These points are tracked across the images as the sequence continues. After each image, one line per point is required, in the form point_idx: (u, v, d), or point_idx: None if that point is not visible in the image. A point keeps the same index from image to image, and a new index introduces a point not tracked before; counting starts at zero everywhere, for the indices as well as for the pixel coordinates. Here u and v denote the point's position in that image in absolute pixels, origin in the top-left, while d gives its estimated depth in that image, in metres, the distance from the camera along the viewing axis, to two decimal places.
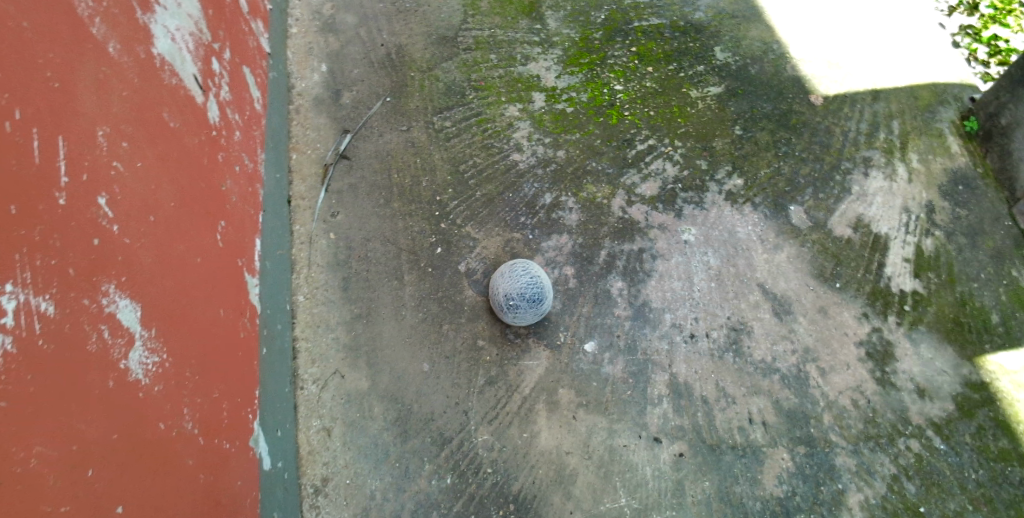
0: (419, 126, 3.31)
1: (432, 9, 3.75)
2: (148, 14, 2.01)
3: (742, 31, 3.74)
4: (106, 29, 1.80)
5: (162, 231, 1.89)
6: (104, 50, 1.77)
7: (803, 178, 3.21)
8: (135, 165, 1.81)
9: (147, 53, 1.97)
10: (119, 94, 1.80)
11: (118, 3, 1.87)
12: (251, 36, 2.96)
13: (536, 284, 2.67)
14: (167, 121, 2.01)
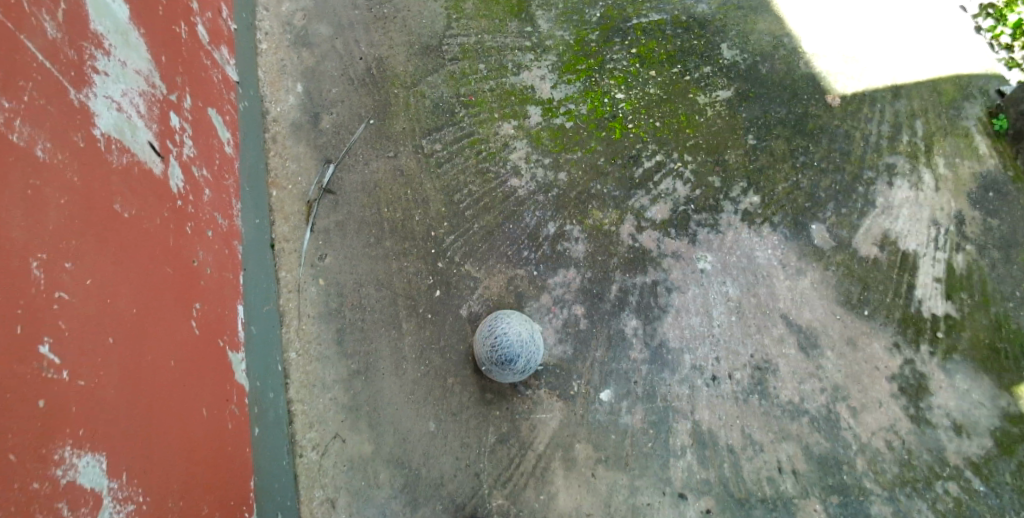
0: (407, 151, 3.06)
1: (412, 13, 3.43)
2: (85, 90, 1.73)
3: (749, 24, 3.43)
4: (31, 129, 1.52)
5: (122, 349, 1.65)
6: (33, 159, 1.51)
7: (824, 192, 3.00)
8: (84, 283, 1.58)
9: (88, 137, 1.70)
10: (55, 204, 1.55)
11: (47, 89, 1.59)
12: (214, 67, 2.71)
13: (504, 344, 2.39)
14: (121, 212, 1.76)
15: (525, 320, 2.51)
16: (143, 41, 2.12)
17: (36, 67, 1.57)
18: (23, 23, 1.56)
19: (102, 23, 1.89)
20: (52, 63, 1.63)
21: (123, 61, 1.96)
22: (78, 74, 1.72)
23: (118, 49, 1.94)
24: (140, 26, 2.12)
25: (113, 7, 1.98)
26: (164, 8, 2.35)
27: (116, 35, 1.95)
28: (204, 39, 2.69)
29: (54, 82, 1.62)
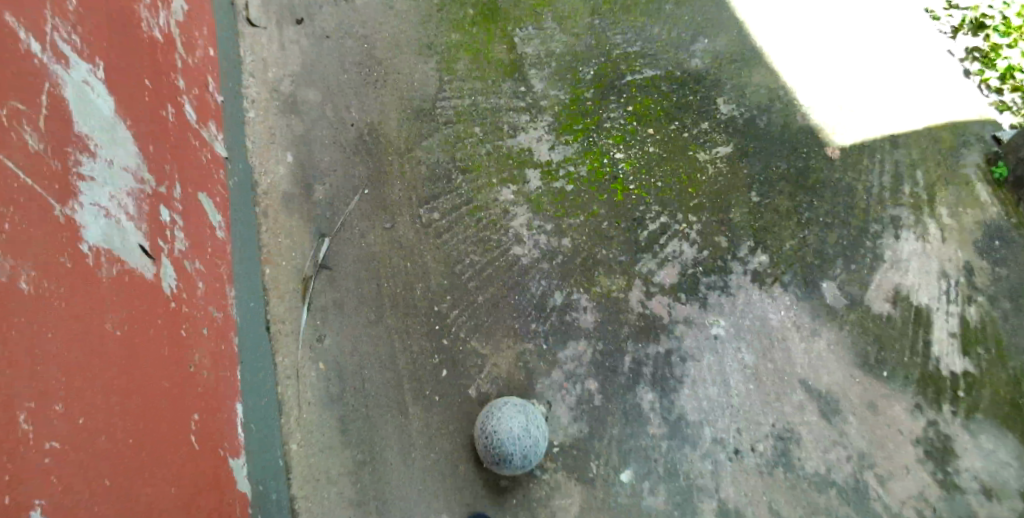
0: (406, 220, 2.97)
1: (403, 76, 3.38)
2: (70, 203, 1.67)
3: (744, 77, 3.40)
4: (13, 262, 1.48)
5: (112, 375, 1.69)
6: (15, 296, 1.47)
7: (832, 249, 2.94)
8: (73, 421, 1.54)
9: (75, 257, 1.65)
10: (41, 342, 1.51)
11: (30, 216, 1.55)
12: (202, 147, 2.59)
13: (495, 444, 2.36)
14: (112, 332, 1.72)
15: (522, 410, 2.43)
16: (130, 134, 2.01)
17: (17, 189, 1.52)
18: (3, 143, 1.51)
19: (87, 124, 1.80)
20: (35, 180, 1.57)
21: (110, 161, 1.85)
22: (63, 187, 1.66)
23: (105, 148, 1.84)
24: (126, 118, 2.01)
25: (98, 102, 1.87)
26: (151, 93, 2.24)
27: (102, 134, 1.85)
28: (190, 118, 2.57)
29: (37, 201, 1.57)
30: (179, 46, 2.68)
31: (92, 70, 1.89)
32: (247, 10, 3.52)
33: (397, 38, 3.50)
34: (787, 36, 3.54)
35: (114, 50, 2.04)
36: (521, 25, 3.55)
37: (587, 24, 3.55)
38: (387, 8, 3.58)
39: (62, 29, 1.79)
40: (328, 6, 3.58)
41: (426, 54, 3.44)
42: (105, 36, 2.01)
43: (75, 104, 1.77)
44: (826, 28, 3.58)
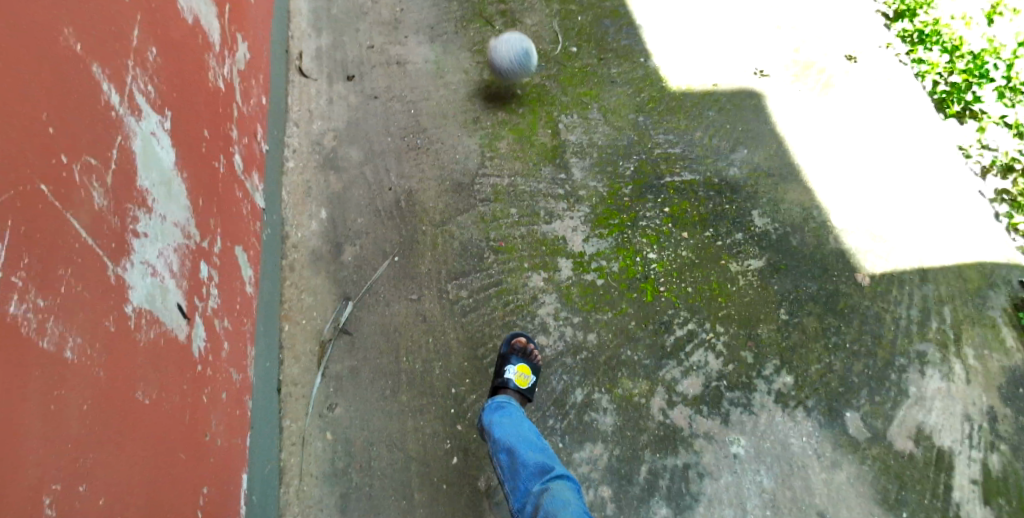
0: (432, 293, 2.93)
1: (445, 147, 3.39)
2: (122, 260, 1.66)
3: (781, 193, 3.43)
4: (63, 327, 1.43)
5: (122, 426, 1.59)
6: (61, 362, 1.41)
7: (857, 377, 2.91)
8: (95, 502, 1.46)
9: (119, 320, 1.63)
10: (78, 413, 1.45)
11: (87, 278, 1.52)
12: (245, 198, 2.56)
13: None
14: (141, 399, 1.68)
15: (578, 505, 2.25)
16: (185, 186, 2.02)
17: (77, 248, 1.50)
18: (72, 200, 1.50)
19: (149, 177, 1.81)
20: (96, 239, 1.56)
21: (163, 216, 1.87)
22: (119, 243, 1.65)
23: (161, 203, 1.86)
24: (183, 170, 2.02)
25: (162, 153, 1.90)
26: (208, 143, 2.24)
27: (161, 187, 1.87)
28: (238, 169, 2.55)
29: (94, 261, 1.55)
30: (239, 94, 2.66)
31: (161, 121, 1.92)
32: (300, 61, 3.65)
33: (444, 109, 3.53)
34: (828, 157, 3.60)
35: (182, 100, 2.08)
36: (567, 112, 3.60)
37: (630, 119, 3.62)
38: (437, 78, 3.66)
39: (141, 80, 1.83)
40: (380, 67, 3.67)
41: (471, 128, 3.47)
42: (176, 84, 2.05)
43: (141, 157, 1.78)
44: (863, 152, 3.64)
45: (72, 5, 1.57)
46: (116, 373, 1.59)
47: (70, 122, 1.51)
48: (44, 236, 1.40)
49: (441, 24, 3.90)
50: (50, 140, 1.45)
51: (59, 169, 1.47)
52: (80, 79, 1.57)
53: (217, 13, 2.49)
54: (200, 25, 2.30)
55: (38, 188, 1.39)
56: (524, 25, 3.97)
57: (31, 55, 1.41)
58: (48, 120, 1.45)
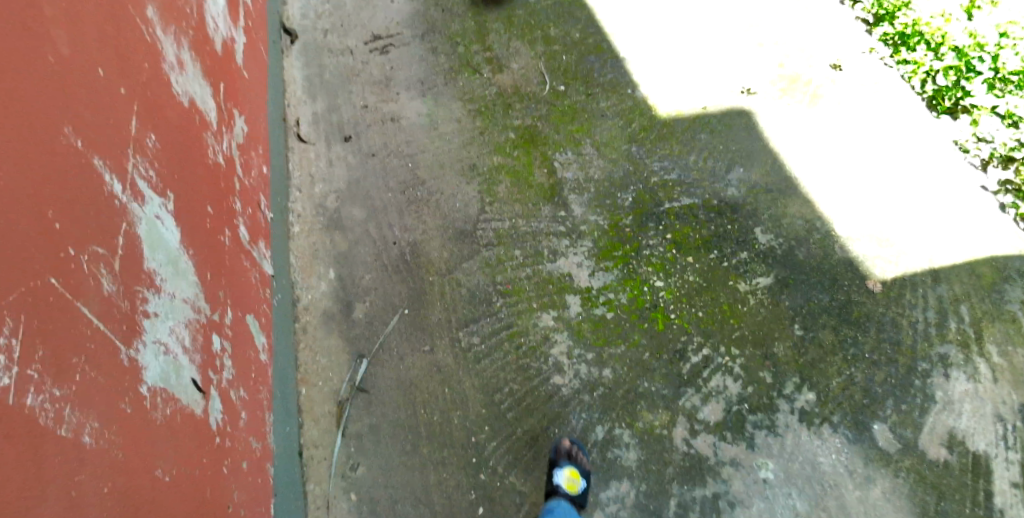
0: (445, 343, 2.94)
1: (445, 196, 3.44)
2: (134, 343, 1.64)
3: (781, 208, 3.44)
4: (80, 415, 1.41)
5: (139, 507, 1.57)
6: (80, 450, 1.39)
7: (880, 387, 2.87)
8: None
9: (134, 402, 1.61)
10: (98, 499, 1.43)
11: (101, 363, 1.51)
12: (251, 267, 2.57)
13: None
14: (157, 478, 1.66)
15: None
16: (192, 263, 2.01)
17: (90, 335, 1.48)
18: (82, 289, 1.48)
19: (155, 258, 1.80)
20: (108, 324, 1.55)
21: (173, 294, 1.86)
22: (130, 326, 1.63)
23: (169, 281, 1.85)
24: (189, 246, 2.02)
25: (167, 234, 1.89)
26: (212, 217, 2.25)
27: (168, 266, 1.86)
28: (244, 239, 2.56)
29: (107, 347, 1.53)
30: (238, 166, 2.68)
31: (164, 202, 1.91)
32: (298, 126, 3.73)
33: (441, 159, 3.59)
34: (825, 167, 3.61)
35: (184, 179, 2.08)
36: (561, 150, 3.65)
37: (624, 150, 3.66)
38: (431, 129, 3.73)
39: (142, 167, 1.81)
40: (375, 124, 3.74)
41: (468, 176, 3.52)
42: (176, 165, 2.04)
43: (147, 239, 1.77)
44: (860, 158, 3.65)
45: (72, 103, 1.55)
46: (133, 454, 1.57)
47: (75, 215, 1.49)
48: (58, 326, 1.39)
49: (431, 77, 3.99)
50: (58, 234, 1.43)
51: (69, 261, 1.45)
52: (82, 173, 1.54)
53: (212, 91, 2.50)
54: (196, 105, 2.30)
55: (49, 281, 1.38)
56: (511, 69, 4.06)
57: (34, 157, 1.38)
58: (55, 216, 1.43)
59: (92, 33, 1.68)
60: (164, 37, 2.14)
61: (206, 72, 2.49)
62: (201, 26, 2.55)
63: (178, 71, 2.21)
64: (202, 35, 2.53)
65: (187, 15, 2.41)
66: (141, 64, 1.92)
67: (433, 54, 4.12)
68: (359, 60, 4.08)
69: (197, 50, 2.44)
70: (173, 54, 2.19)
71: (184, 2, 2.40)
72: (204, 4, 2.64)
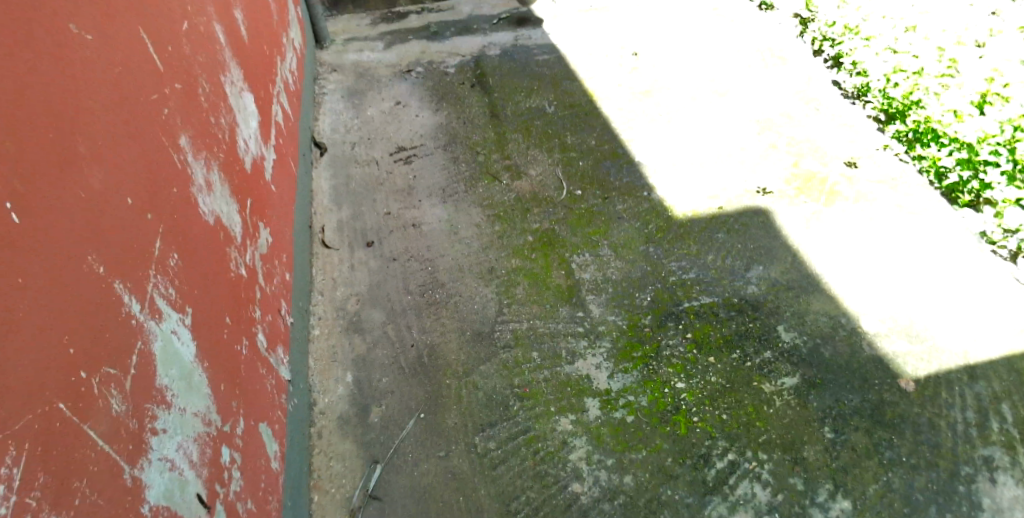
0: (460, 449, 2.88)
1: (464, 298, 3.47)
2: (140, 461, 1.64)
3: (803, 304, 3.38)
4: None
5: None
6: None
7: (921, 493, 2.70)
8: None
9: None
10: None
11: (102, 488, 1.48)
12: (268, 375, 2.60)
13: None
14: None
15: None
16: (206, 376, 2.05)
17: (94, 456, 1.48)
18: (90, 412, 1.50)
19: (168, 373, 1.84)
20: (112, 445, 1.55)
21: (183, 408, 1.88)
22: (137, 445, 1.64)
23: (180, 396, 1.88)
24: (205, 359, 2.07)
25: (182, 349, 1.94)
26: (230, 329, 2.30)
27: (180, 381, 1.89)
28: (262, 347, 2.60)
29: (110, 469, 1.52)
30: (261, 276, 2.76)
31: (182, 317, 1.98)
32: (323, 233, 3.87)
33: (460, 263, 3.66)
34: (847, 262, 3.58)
35: (204, 293, 2.16)
36: (578, 252, 3.70)
37: (641, 250, 3.70)
38: (452, 234, 3.82)
39: (161, 286, 1.89)
40: (397, 230, 3.86)
41: (487, 278, 3.57)
42: (198, 280, 2.13)
43: (161, 356, 1.82)
44: (883, 252, 3.61)
45: (99, 235, 1.64)
46: None
47: (90, 341, 1.54)
48: (61, 450, 1.38)
49: (452, 184, 4.14)
50: (72, 358, 1.47)
51: (78, 385, 1.47)
52: (102, 298, 1.61)
53: (238, 207, 2.63)
54: (221, 223, 2.41)
55: (56, 407, 1.39)
56: (528, 175, 4.20)
57: (55, 287, 1.45)
58: (70, 342, 1.47)
59: (124, 166, 1.81)
60: (194, 162, 2.28)
61: (234, 190, 2.63)
62: (232, 148, 2.72)
63: (206, 192, 2.34)
64: (233, 156, 2.70)
65: (219, 139, 2.58)
66: (169, 189, 2.05)
67: (454, 163, 4.30)
68: (384, 170, 4.27)
69: (227, 171, 2.60)
70: (202, 177, 2.32)
71: (217, 128, 2.58)
72: (237, 128, 2.83)
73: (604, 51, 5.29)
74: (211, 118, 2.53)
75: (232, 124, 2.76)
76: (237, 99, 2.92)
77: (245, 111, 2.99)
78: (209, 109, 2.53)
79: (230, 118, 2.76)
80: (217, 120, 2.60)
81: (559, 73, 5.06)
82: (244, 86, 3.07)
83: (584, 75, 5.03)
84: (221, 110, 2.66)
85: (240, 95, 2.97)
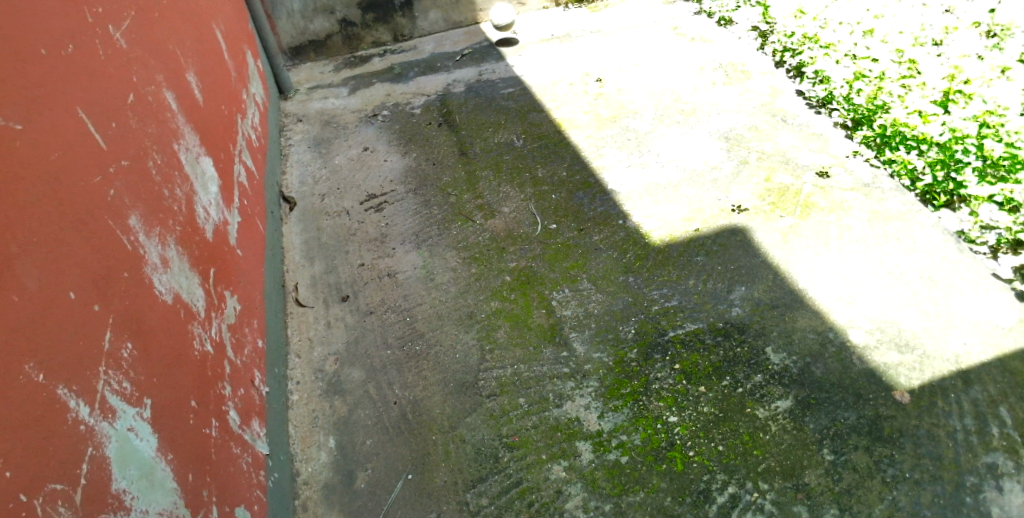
0: (452, 508, 2.78)
1: (445, 347, 3.39)
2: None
3: (789, 322, 3.32)
4: None
5: None
6: None
7: (928, 509, 2.60)
8: None
9: None
10: None
11: None
12: (243, 453, 2.49)
13: None
14: None
15: None
16: (170, 469, 1.94)
17: None
18: None
19: (126, 475, 1.73)
20: None
21: (146, 509, 1.77)
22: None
23: (141, 497, 1.76)
24: (168, 450, 1.96)
25: (141, 445, 1.83)
26: (196, 412, 2.20)
27: (140, 481, 1.78)
28: (234, 424, 2.50)
29: None
30: (229, 347, 2.67)
31: (139, 411, 1.88)
32: (296, 291, 3.78)
33: (438, 310, 3.57)
34: (830, 274, 3.53)
35: (164, 379, 2.05)
36: (557, 288, 3.63)
37: (621, 281, 3.64)
38: (428, 281, 3.74)
39: (114, 379, 1.79)
40: (372, 281, 3.78)
41: (467, 324, 3.49)
42: (155, 367, 2.03)
43: (116, 458, 1.71)
44: (864, 261, 3.57)
45: (38, 336, 1.55)
46: None
47: (29, 460, 1.43)
48: None
49: (424, 229, 4.07)
50: (8, 483, 1.36)
51: (19, 509, 1.36)
52: (44, 408, 1.51)
53: (200, 279, 2.54)
54: (180, 299, 2.32)
55: None
56: (502, 213, 4.14)
57: None
58: (5, 464, 1.36)
59: (66, 261, 1.73)
60: (147, 241, 2.20)
61: (194, 263, 2.54)
62: (191, 219, 2.64)
63: (162, 270, 2.25)
64: (191, 227, 2.62)
65: (175, 212, 2.50)
66: (119, 274, 1.96)
67: (426, 206, 4.23)
68: (356, 219, 4.20)
69: (185, 243, 2.51)
70: (156, 255, 2.23)
71: (172, 200, 2.50)
72: (195, 196, 2.75)
73: (569, 79, 5.28)
74: (165, 191, 2.46)
75: (189, 194, 2.68)
76: (193, 165, 2.85)
77: (203, 177, 2.92)
78: (163, 182, 2.46)
79: (186, 187, 2.68)
80: (172, 192, 2.52)
81: (526, 105, 5.04)
82: (202, 151, 3.00)
83: (550, 105, 5.01)
84: (175, 181, 2.58)
85: (196, 161, 2.90)
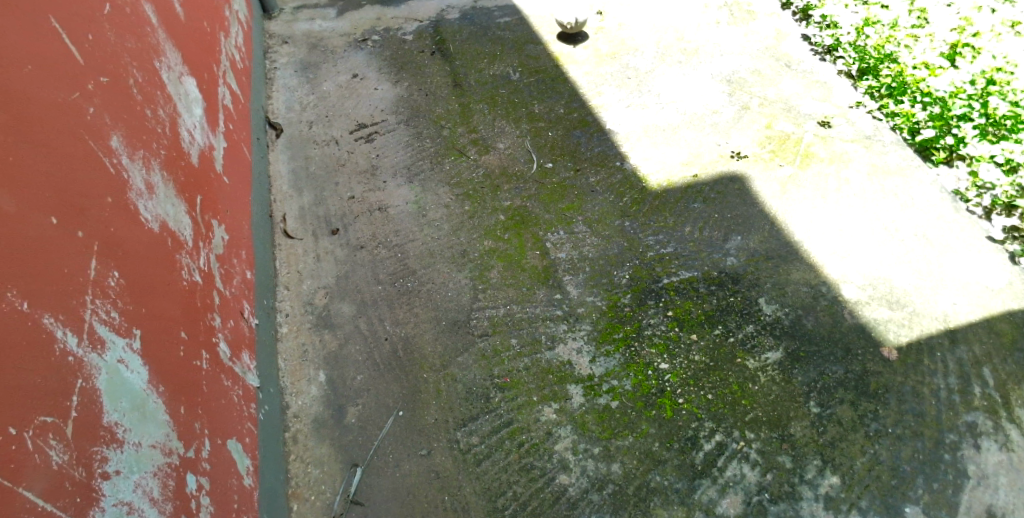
0: (441, 446, 2.79)
1: (437, 285, 3.34)
2: (91, 513, 1.48)
3: (783, 275, 3.31)
4: None
5: None
6: None
7: (908, 464, 2.66)
8: None
9: None
10: None
11: None
12: (233, 386, 2.45)
13: None
14: None
15: None
16: (162, 401, 1.90)
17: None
18: (25, 471, 1.32)
19: (117, 408, 1.68)
20: (53, 503, 1.37)
21: (139, 442, 1.72)
22: (86, 496, 1.47)
23: (134, 429, 1.71)
24: (159, 383, 1.90)
25: (132, 377, 1.77)
26: (186, 343, 2.14)
27: (132, 413, 1.73)
28: (224, 356, 2.44)
29: None
30: (218, 279, 2.58)
31: (129, 342, 1.81)
32: (284, 222, 3.67)
33: (430, 247, 3.50)
34: (826, 226, 3.51)
35: (153, 310, 1.98)
36: (552, 230, 3.57)
37: (617, 225, 3.58)
38: (420, 217, 3.65)
39: (101, 310, 1.71)
40: (362, 215, 3.68)
41: (460, 262, 3.43)
42: (144, 297, 1.95)
43: (107, 391, 1.65)
44: (860, 215, 3.55)
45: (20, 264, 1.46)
46: None
47: (16, 391, 1.35)
48: None
49: (417, 162, 3.96)
50: None
51: (8, 442, 1.30)
52: (29, 338, 1.42)
53: (187, 207, 2.44)
54: (167, 228, 2.22)
55: None
56: (497, 149, 4.03)
57: None
58: None
59: (45, 183, 1.62)
60: (131, 164, 2.08)
61: (180, 189, 2.43)
62: (175, 142, 2.51)
63: (147, 196, 2.14)
64: (176, 151, 2.49)
65: (158, 135, 2.36)
66: (103, 199, 1.85)
67: (418, 139, 4.10)
68: (345, 149, 4.06)
69: (170, 168, 2.39)
70: (141, 180, 2.12)
71: (155, 121, 2.36)
72: (179, 118, 2.61)
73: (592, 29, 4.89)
74: (147, 111, 2.32)
75: (173, 115, 2.54)
76: (177, 85, 2.69)
77: (187, 98, 2.77)
78: (145, 101, 2.31)
79: (170, 108, 2.54)
80: (155, 112, 2.38)
81: (523, 36, 4.84)
82: (184, 70, 2.84)
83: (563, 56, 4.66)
84: (158, 101, 2.43)
85: (179, 80, 2.74)
